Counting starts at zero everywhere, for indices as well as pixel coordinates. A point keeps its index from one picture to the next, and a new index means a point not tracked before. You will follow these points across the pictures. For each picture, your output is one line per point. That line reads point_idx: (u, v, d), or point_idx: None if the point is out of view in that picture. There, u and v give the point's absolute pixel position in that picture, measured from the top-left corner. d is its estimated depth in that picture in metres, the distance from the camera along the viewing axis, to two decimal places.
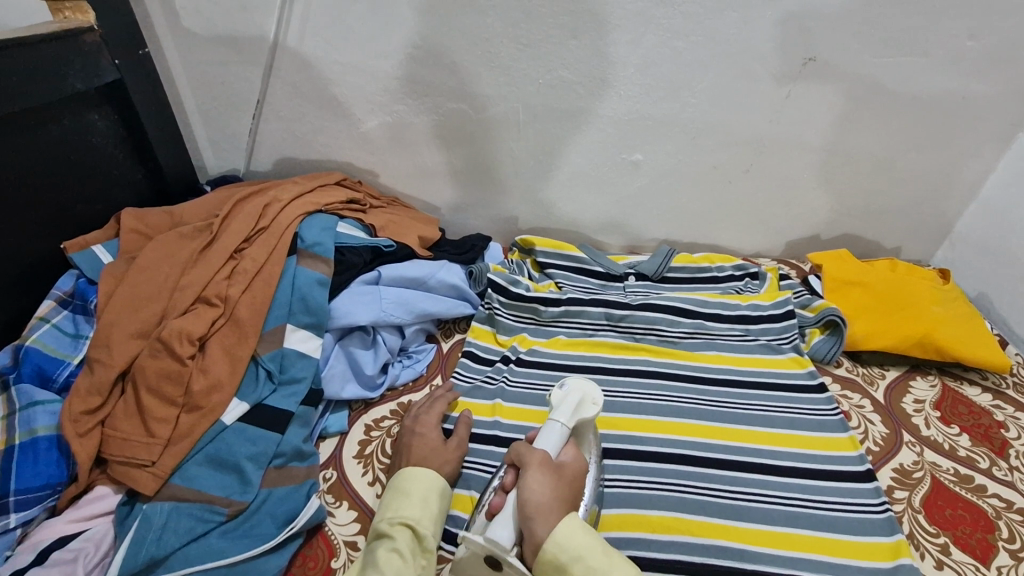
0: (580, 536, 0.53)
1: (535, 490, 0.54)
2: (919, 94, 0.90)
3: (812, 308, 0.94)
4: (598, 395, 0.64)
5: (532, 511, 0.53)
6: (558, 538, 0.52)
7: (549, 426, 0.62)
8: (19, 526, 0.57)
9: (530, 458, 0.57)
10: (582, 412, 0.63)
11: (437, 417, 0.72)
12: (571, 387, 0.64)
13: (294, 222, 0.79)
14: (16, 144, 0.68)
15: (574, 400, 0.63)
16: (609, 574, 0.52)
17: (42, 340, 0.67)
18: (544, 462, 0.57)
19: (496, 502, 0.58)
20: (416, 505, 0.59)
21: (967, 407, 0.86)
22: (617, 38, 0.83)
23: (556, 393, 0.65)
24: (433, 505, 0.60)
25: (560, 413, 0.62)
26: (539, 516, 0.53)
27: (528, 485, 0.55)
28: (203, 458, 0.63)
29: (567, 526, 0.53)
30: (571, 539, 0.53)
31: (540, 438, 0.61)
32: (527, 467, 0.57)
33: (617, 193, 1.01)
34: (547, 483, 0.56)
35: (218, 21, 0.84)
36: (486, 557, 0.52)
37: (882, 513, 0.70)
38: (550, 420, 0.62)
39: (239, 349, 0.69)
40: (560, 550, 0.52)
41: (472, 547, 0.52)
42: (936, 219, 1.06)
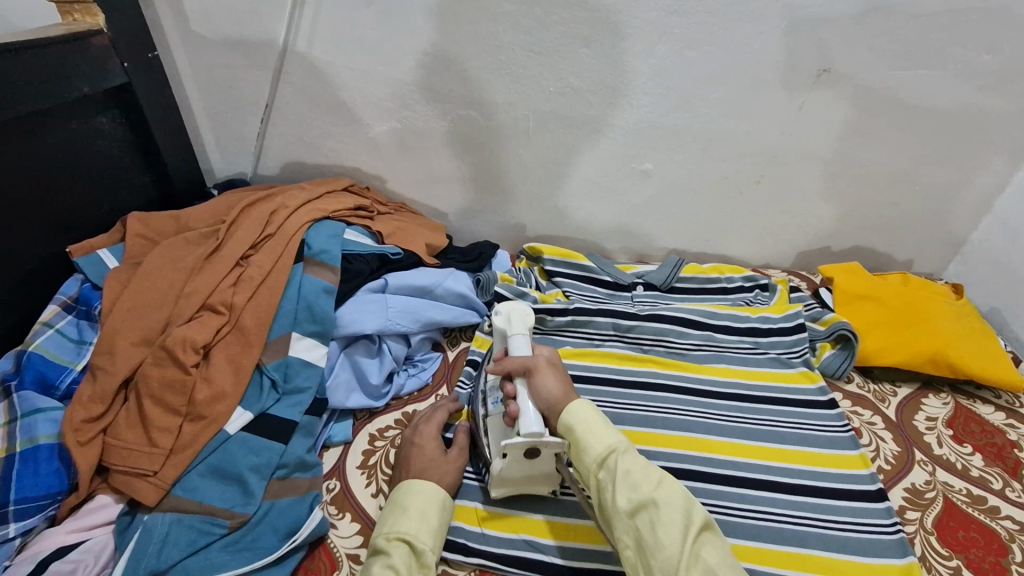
0: (585, 410, 0.60)
1: (552, 384, 0.61)
2: (934, 107, 0.89)
3: (823, 321, 0.92)
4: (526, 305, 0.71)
5: (556, 401, 0.61)
6: (572, 407, 0.60)
7: (516, 337, 0.65)
8: (19, 536, 0.55)
9: (535, 362, 0.63)
10: (528, 319, 0.68)
11: (437, 427, 0.70)
12: (506, 309, 0.69)
13: (301, 229, 0.78)
14: (20, 147, 0.67)
15: (519, 313, 0.68)
16: (603, 434, 0.58)
17: (45, 346, 0.66)
18: (548, 363, 0.64)
19: (513, 409, 0.59)
20: (413, 520, 0.58)
21: (980, 426, 0.85)
22: (629, 47, 0.82)
23: (498, 319, 0.68)
24: (433, 521, 0.59)
25: (518, 324, 0.66)
26: (563, 401, 0.61)
27: (545, 381, 0.61)
28: (206, 468, 0.62)
29: (580, 403, 0.61)
30: (578, 410, 0.60)
31: (516, 350, 0.65)
32: (537, 368, 0.63)
33: (627, 202, 1.00)
34: (557, 376, 0.63)
35: (227, 25, 0.84)
36: (525, 451, 0.59)
37: (893, 534, 0.69)
38: (511, 335, 0.66)
39: (243, 357, 0.68)
40: (568, 415, 0.59)
41: (512, 450, 0.59)
42: (949, 233, 1.05)
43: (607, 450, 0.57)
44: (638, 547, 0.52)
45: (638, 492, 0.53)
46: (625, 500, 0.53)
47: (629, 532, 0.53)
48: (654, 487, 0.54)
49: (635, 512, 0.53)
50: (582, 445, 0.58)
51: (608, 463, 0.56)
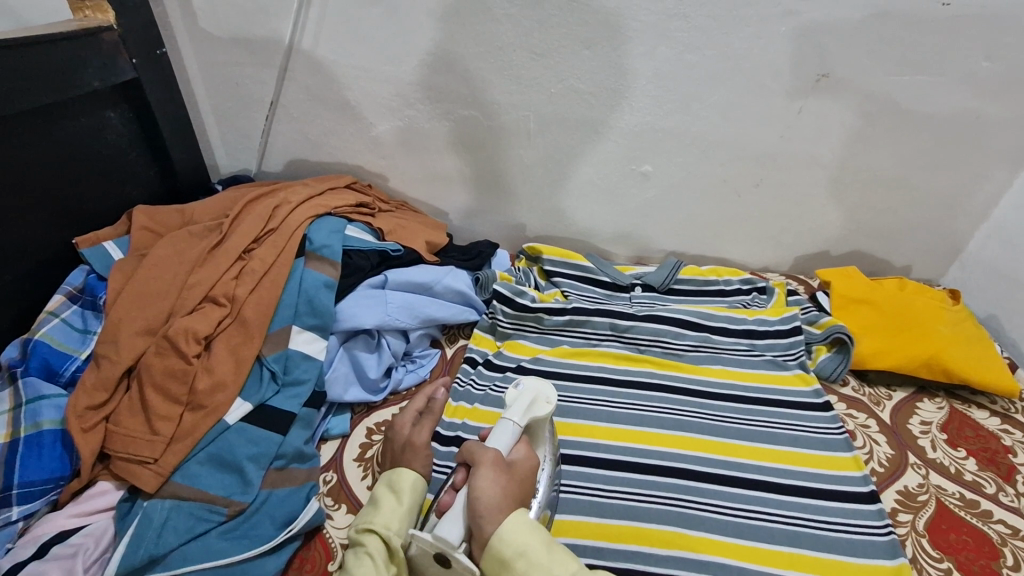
0: (524, 532, 0.53)
1: (486, 489, 0.54)
2: (933, 113, 0.90)
3: (819, 324, 0.93)
4: (551, 394, 0.66)
5: (484, 509, 0.53)
6: (502, 534, 0.52)
7: (502, 424, 0.62)
8: (21, 520, 0.57)
9: (482, 457, 0.57)
10: (536, 410, 0.64)
11: (407, 418, 0.70)
12: (525, 387, 0.65)
13: (303, 224, 0.79)
14: (29, 140, 0.69)
15: (536, 400, 0.65)
16: (550, 569, 0.51)
17: (50, 334, 0.67)
18: (496, 463, 0.57)
19: (445, 501, 0.57)
20: (383, 512, 0.59)
21: (974, 430, 0.85)
22: (631, 49, 0.83)
23: (511, 392, 0.66)
24: (404, 507, 0.59)
25: (515, 412, 0.62)
26: (490, 513, 0.53)
27: (482, 484, 0.54)
28: (205, 457, 0.63)
29: (514, 522, 0.53)
30: (514, 535, 0.52)
31: (494, 439, 0.60)
32: (480, 466, 0.56)
33: (626, 203, 1.01)
34: (499, 482, 0.55)
35: (234, 23, 0.85)
36: (436, 555, 0.54)
37: (885, 535, 0.69)
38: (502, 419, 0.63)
39: (244, 348, 0.69)
40: (505, 546, 0.51)
41: (423, 545, 0.53)
42: (947, 239, 1.05)
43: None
44: None
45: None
46: None
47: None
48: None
49: None
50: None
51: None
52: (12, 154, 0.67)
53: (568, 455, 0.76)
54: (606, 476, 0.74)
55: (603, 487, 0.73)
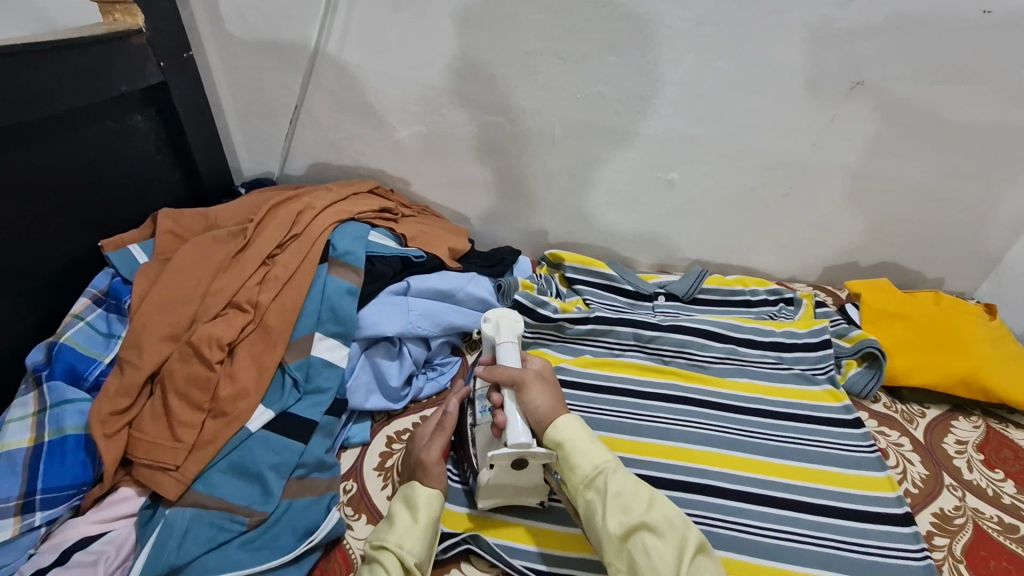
0: (575, 424, 0.60)
1: (541, 399, 0.62)
2: (972, 123, 0.87)
3: (850, 338, 0.91)
4: (517, 314, 0.72)
5: (546, 415, 0.61)
6: (559, 424, 0.60)
7: (504, 347, 0.67)
8: (44, 525, 0.57)
9: (523, 376, 0.64)
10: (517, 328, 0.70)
11: (427, 432, 0.69)
12: (494, 317, 0.71)
13: (326, 230, 0.79)
14: (58, 144, 0.69)
15: (507, 322, 0.70)
16: (591, 453, 0.58)
17: (75, 338, 0.67)
18: (535, 377, 0.65)
19: (501, 420, 0.61)
20: (397, 529, 0.58)
21: (1012, 452, 0.82)
22: (659, 56, 0.82)
23: (487, 326, 0.71)
24: (420, 526, 0.58)
25: (508, 334, 0.68)
26: (552, 414, 0.61)
27: (534, 398, 0.62)
28: (227, 465, 0.63)
29: (568, 419, 0.61)
30: (567, 426, 0.60)
31: (505, 360, 0.66)
32: (526, 384, 0.63)
33: (650, 211, 1.00)
34: (547, 389, 0.64)
35: (260, 28, 0.85)
36: (512, 462, 0.60)
37: (921, 560, 0.67)
38: (499, 344, 0.68)
39: (267, 356, 0.68)
40: (557, 433, 0.60)
41: (500, 461, 0.60)
42: (983, 252, 1.02)
43: (595, 469, 0.57)
44: (630, 569, 0.51)
45: (630, 515, 0.53)
46: (616, 523, 0.53)
47: (621, 556, 0.52)
48: (644, 509, 0.54)
49: (626, 536, 0.52)
50: (571, 464, 0.58)
51: (597, 483, 0.56)
52: (39, 158, 0.67)
53: None
54: None
55: None
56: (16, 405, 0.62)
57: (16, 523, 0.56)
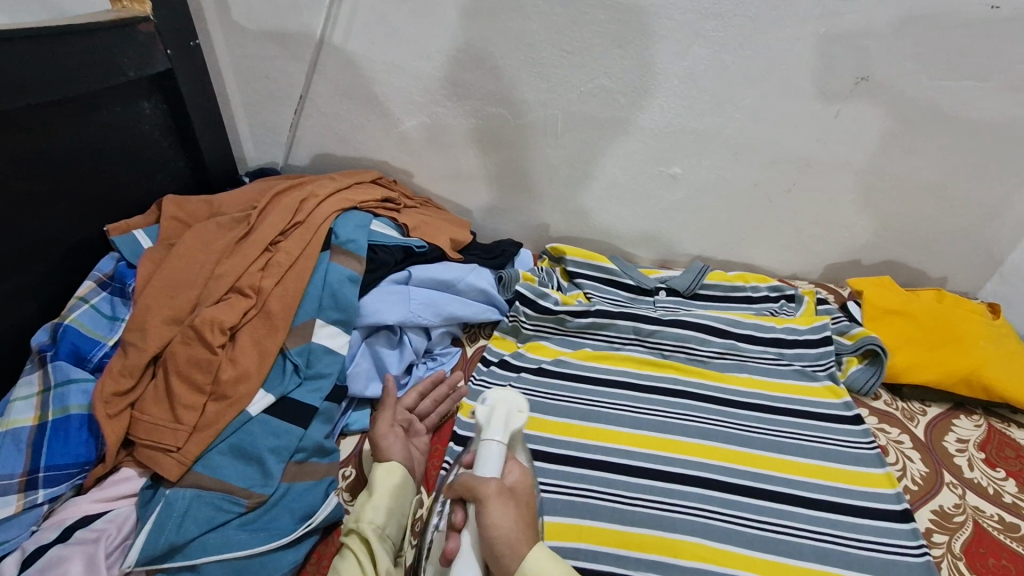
0: (548, 567, 0.50)
1: (499, 525, 0.50)
2: (978, 120, 0.86)
3: (850, 335, 0.90)
4: (523, 402, 0.60)
5: (502, 548, 0.50)
6: (528, 575, 0.49)
7: (488, 448, 0.56)
8: (47, 502, 0.58)
9: (483, 492, 0.52)
10: (514, 422, 0.58)
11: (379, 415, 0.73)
12: (496, 401, 0.59)
13: (329, 218, 0.79)
14: (68, 128, 0.70)
15: (507, 411, 0.59)
16: None
17: (80, 320, 0.68)
18: (499, 492, 0.53)
19: (451, 547, 0.54)
20: (357, 507, 0.60)
21: (1014, 451, 0.82)
22: (663, 49, 0.82)
23: (481, 410, 0.59)
24: (376, 499, 0.60)
25: (498, 431, 0.57)
26: (510, 550, 0.50)
27: (491, 522, 0.51)
28: (227, 447, 0.63)
29: (536, 557, 0.50)
30: (539, 574, 0.49)
31: (480, 466, 0.55)
32: (486, 503, 0.52)
33: (652, 205, 1.00)
34: (512, 510, 0.52)
35: (267, 17, 0.86)
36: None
37: (919, 556, 0.67)
38: (485, 442, 0.57)
39: (268, 340, 0.69)
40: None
41: None
42: (987, 251, 1.02)
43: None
44: None
45: None
46: None
47: None
48: None
49: None
50: None
51: None
52: (47, 141, 0.68)
53: (589, 459, 0.75)
54: (626, 482, 0.72)
55: (625, 494, 0.71)
56: (22, 384, 0.63)
57: (20, 499, 0.57)
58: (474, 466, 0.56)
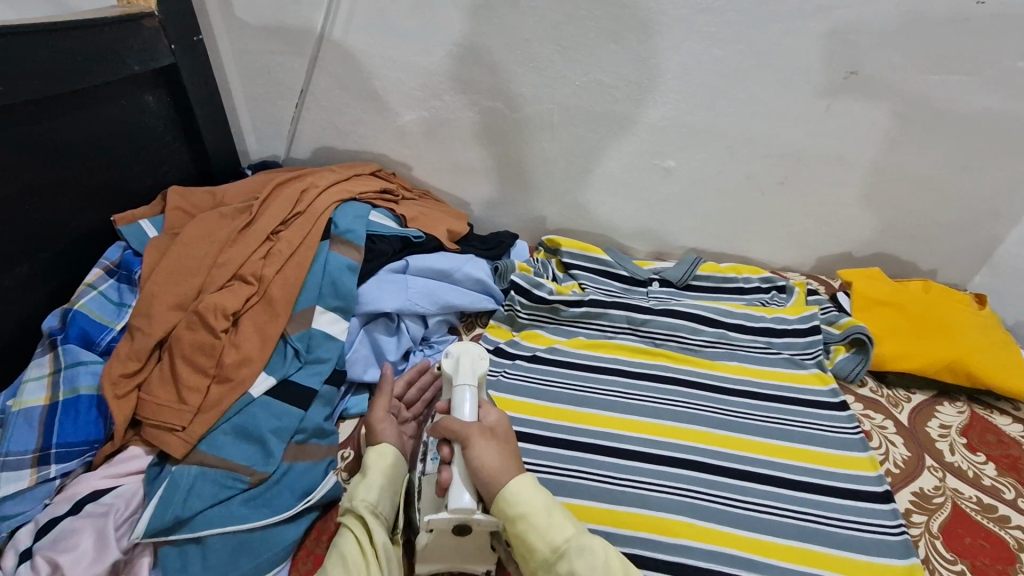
0: (527, 493, 0.57)
1: (485, 457, 0.58)
2: (965, 114, 0.88)
3: (839, 325, 0.92)
4: (482, 352, 0.70)
5: (489, 475, 0.57)
6: (508, 496, 0.56)
7: (460, 391, 0.64)
8: (59, 478, 0.61)
9: (468, 430, 0.60)
10: (478, 367, 0.67)
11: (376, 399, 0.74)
12: (458, 354, 0.68)
13: (329, 208, 0.82)
14: (76, 120, 0.73)
15: (470, 360, 0.68)
16: (550, 533, 0.55)
17: (89, 306, 0.71)
18: (482, 431, 0.60)
19: (446, 478, 0.59)
20: (351, 489, 0.62)
21: (995, 436, 0.84)
22: (656, 44, 0.84)
23: (449, 365, 0.68)
24: (369, 480, 0.62)
25: (468, 377, 0.65)
26: (497, 476, 0.57)
27: (477, 455, 0.58)
28: (230, 427, 0.66)
29: (519, 484, 0.57)
30: (518, 496, 0.56)
31: (460, 408, 0.63)
32: (470, 439, 0.59)
33: (647, 198, 1.02)
34: (494, 446, 0.60)
35: (270, 12, 0.88)
36: (454, 527, 0.58)
37: (898, 535, 0.69)
38: (458, 387, 0.65)
39: (270, 326, 0.71)
40: (508, 507, 0.56)
41: (439, 525, 0.57)
42: (977, 243, 1.03)
43: (555, 552, 0.54)
44: None
45: None
46: None
47: None
48: None
49: None
50: (528, 546, 0.55)
51: (557, 568, 0.54)
52: (52, 132, 0.70)
53: (580, 442, 0.77)
54: (616, 464, 0.75)
55: (614, 475, 0.74)
56: (34, 366, 0.66)
57: (33, 473, 0.60)
58: (452, 410, 0.64)
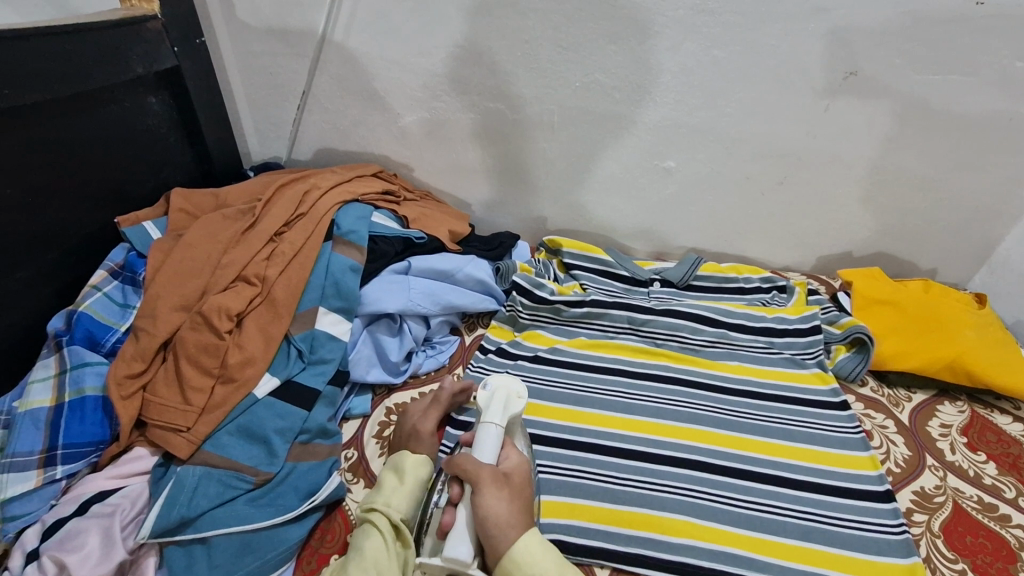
0: (534, 555, 0.55)
1: (494, 509, 0.55)
2: (964, 114, 0.88)
3: (840, 324, 0.93)
4: (521, 390, 0.67)
5: (496, 528, 0.55)
6: (514, 555, 0.54)
7: (487, 429, 0.63)
8: (65, 478, 0.61)
9: (482, 476, 0.57)
10: (512, 407, 0.65)
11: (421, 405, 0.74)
12: (494, 388, 0.66)
13: (331, 210, 0.82)
14: (79, 122, 0.73)
15: (504, 398, 0.66)
16: None
17: (93, 307, 0.71)
18: (494, 479, 0.58)
19: (446, 521, 0.57)
20: (384, 492, 0.61)
21: (995, 435, 0.84)
22: (656, 45, 0.84)
23: (482, 395, 0.66)
24: (406, 488, 0.62)
25: (497, 415, 0.64)
26: (503, 531, 0.55)
27: (487, 504, 0.55)
28: (235, 428, 0.66)
29: (525, 544, 0.55)
30: (525, 557, 0.54)
31: (481, 446, 0.62)
32: (482, 486, 0.56)
33: (647, 198, 1.02)
34: (504, 499, 0.57)
35: (271, 14, 0.88)
36: None
37: (899, 534, 0.69)
38: (485, 424, 0.63)
39: (273, 327, 0.72)
40: (515, 567, 0.53)
41: (431, 569, 0.56)
42: (976, 243, 1.04)
43: None
44: None
45: None
46: None
47: None
48: None
49: None
50: None
51: None
52: (56, 135, 0.70)
53: (583, 442, 0.77)
54: (618, 464, 0.75)
55: (616, 475, 0.74)
56: (39, 367, 0.66)
57: (40, 474, 0.60)
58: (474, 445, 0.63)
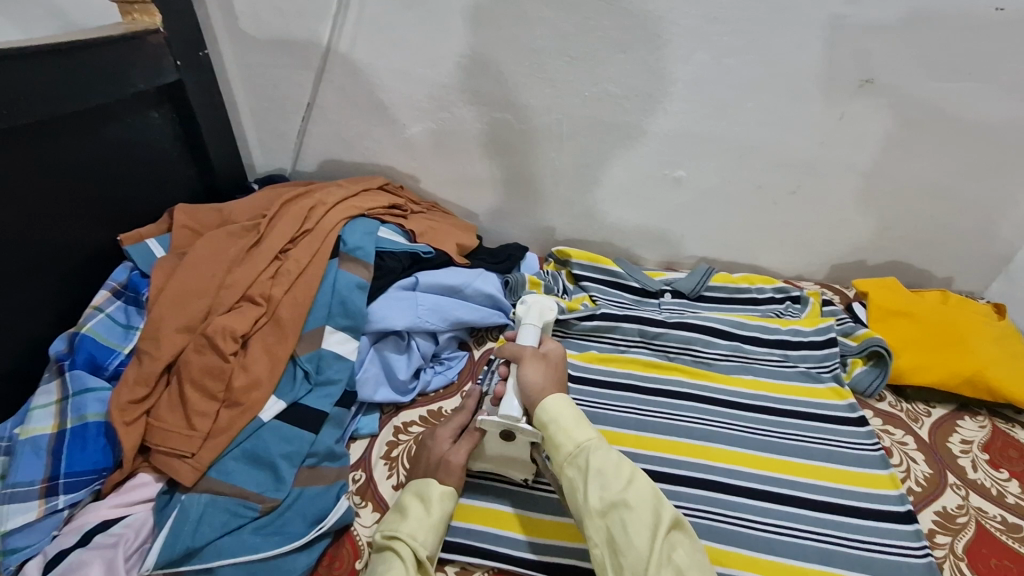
0: (563, 404, 0.62)
1: (533, 376, 0.65)
2: (983, 122, 0.86)
3: (857, 336, 0.91)
4: (552, 303, 0.79)
5: (534, 391, 0.63)
6: (547, 406, 0.62)
7: (527, 328, 0.74)
8: (67, 508, 0.60)
9: (523, 352, 0.67)
10: (546, 316, 0.77)
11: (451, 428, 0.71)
12: (531, 302, 0.78)
13: (337, 225, 0.80)
14: (81, 139, 0.72)
15: (540, 308, 0.78)
16: (573, 431, 0.60)
17: (95, 329, 0.70)
18: (534, 355, 0.67)
19: (500, 389, 0.67)
20: (410, 521, 0.60)
21: (1018, 452, 0.82)
22: (668, 54, 0.82)
23: (521, 308, 0.78)
24: (431, 520, 0.60)
25: (533, 317, 0.75)
26: (539, 393, 0.63)
27: (528, 373, 0.65)
28: (241, 453, 0.65)
29: (557, 401, 0.62)
30: (555, 404, 0.62)
31: (523, 339, 0.73)
32: (523, 359, 0.67)
33: (658, 208, 1.00)
34: (543, 369, 0.66)
35: (275, 26, 0.87)
36: (502, 432, 0.65)
37: (922, 558, 0.68)
38: (524, 325, 0.75)
39: (279, 348, 0.70)
40: (541, 411, 0.62)
41: (489, 427, 0.65)
42: (996, 251, 1.01)
43: (577, 447, 0.59)
44: (609, 544, 0.53)
45: (609, 492, 0.55)
46: (595, 499, 0.55)
47: (600, 532, 0.54)
48: (623, 486, 0.55)
49: (606, 513, 0.54)
50: (555, 443, 0.60)
51: (578, 460, 0.58)
52: (59, 154, 0.69)
53: None
54: None
55: None
56: (41, 393, 0.65)
57: (41, 505, 0.59)
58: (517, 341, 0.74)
